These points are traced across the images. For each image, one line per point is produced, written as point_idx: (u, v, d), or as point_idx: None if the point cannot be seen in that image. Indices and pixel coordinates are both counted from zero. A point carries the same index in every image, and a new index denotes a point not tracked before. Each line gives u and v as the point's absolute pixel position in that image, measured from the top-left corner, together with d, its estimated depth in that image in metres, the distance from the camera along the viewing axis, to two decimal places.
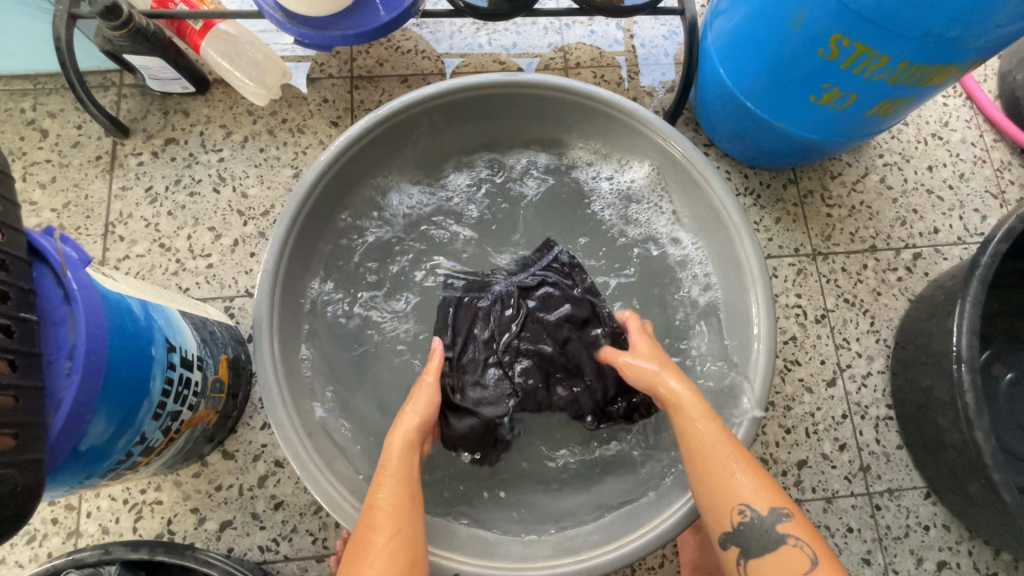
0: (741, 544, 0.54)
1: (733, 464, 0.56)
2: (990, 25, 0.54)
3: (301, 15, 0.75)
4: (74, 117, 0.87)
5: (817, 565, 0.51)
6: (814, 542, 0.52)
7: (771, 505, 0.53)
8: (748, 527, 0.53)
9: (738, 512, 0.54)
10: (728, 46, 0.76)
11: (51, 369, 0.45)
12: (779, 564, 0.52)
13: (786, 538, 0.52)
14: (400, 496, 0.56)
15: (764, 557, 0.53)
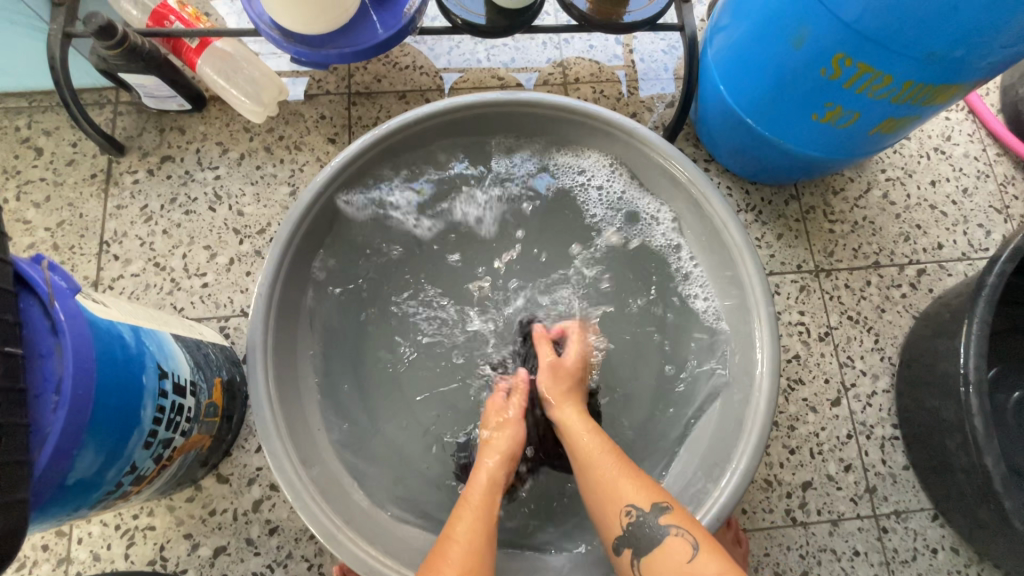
0: (633, 544, 0.55)
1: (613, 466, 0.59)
2: (994, 46, 0.54)
3: (299, 33, 0.74)
4: (69, 135, 0.86)
5: (698, 549, 0.52)
6: (694, 528, 0.54)
7: (652, 500, 0.56)
8: (636, 526, 0.55)
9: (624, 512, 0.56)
10: (728, 63, 0.76)
11: (37, 403, 0.44)
12: (665, 554, 0.53)
13: (667, 529, 0.54)
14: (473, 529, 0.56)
15: (653, 554, 0.54)
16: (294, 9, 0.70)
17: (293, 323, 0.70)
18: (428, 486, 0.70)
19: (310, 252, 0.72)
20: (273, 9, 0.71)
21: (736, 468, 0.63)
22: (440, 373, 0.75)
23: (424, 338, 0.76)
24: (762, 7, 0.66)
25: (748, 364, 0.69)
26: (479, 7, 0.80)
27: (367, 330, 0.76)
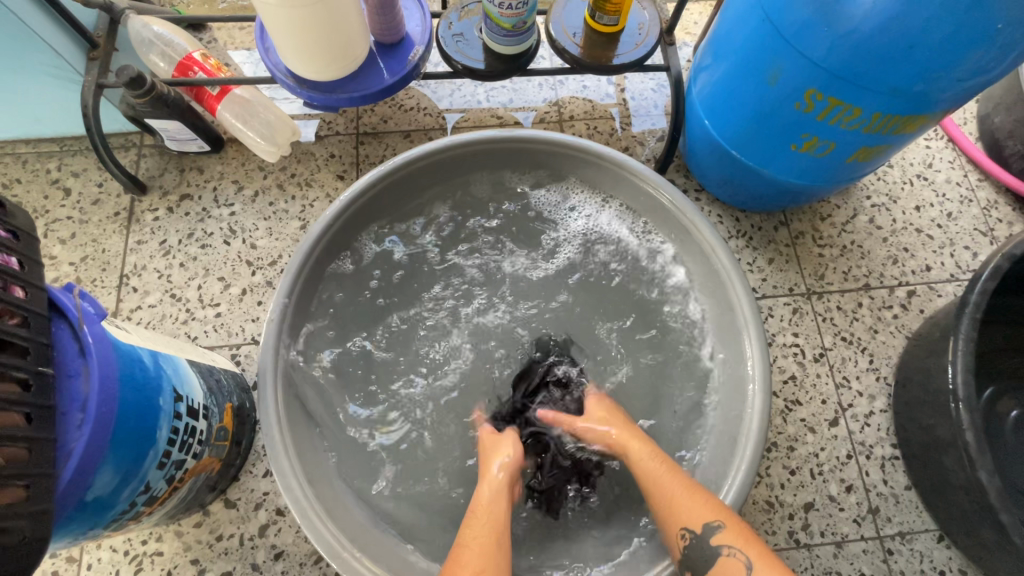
0: (692, 566, 0.57)
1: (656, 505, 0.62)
2: (954, 78, 0.57)
3: (311, 80, 0.80)
4: (96, 176, 0.92)
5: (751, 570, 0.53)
6: (747, 546, 0.55)
7: (705, 520, 0.58)
8: (692, 548, 0.57)
9: (680, 536, 0.58)
10: (712, 100, 0.81)
11: (64, 421, 0.47)
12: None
13: (720, 550, 0.56)
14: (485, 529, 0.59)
15: None
16: (307, 61, 0.77)
17: (301, 348, 0.73)
18: (429, 509, 0.71)
19: (320, 281, 0.76)
20: (289, 60, 0.78)
21: (732, 485, 0.64)
22: (444, 396, 0.77)
23: (428, 361, 0.79)
24: (737, 49, 0.72)
25: (740, 384, 0.70)
26: (478, 53, 0.86)
27: (374, 357, 0.79)
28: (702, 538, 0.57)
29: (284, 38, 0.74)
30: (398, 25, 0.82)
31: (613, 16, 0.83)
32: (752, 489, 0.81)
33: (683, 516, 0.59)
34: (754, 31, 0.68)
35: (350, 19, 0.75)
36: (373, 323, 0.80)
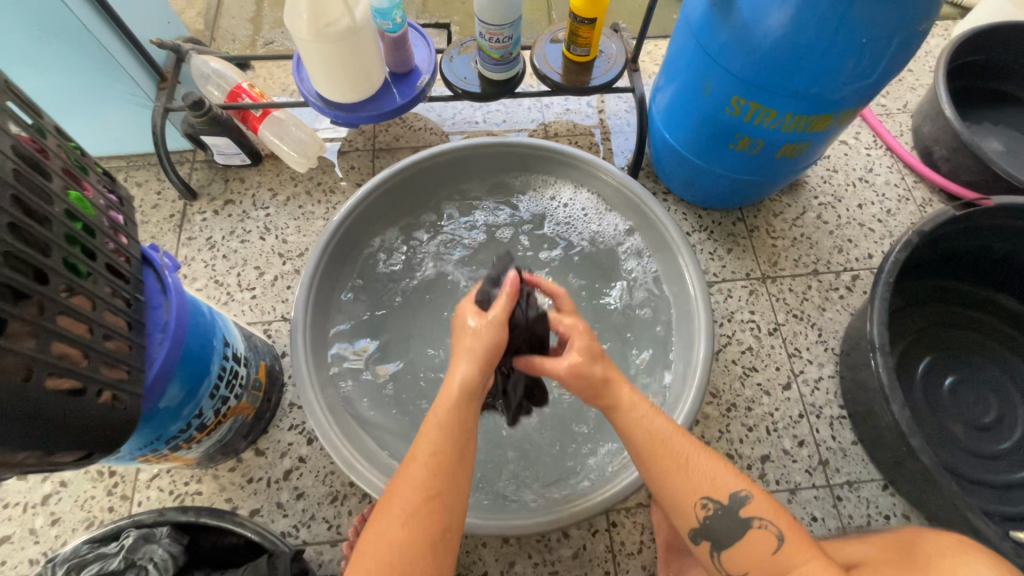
0: (711, 536, 0.58)
1: (658, 473, 0.58)
2: (840, 82, 0.72)
3: (337, 102, 0.99)
4: (156, 185, 1.10)
5: (782, 539, 0.55)
6: (777, 517, 0.56)
7: (732, 492, 0.57)
8: (712, 518, 0.58)
9: (701, 507, 0.58)
10: (668, 113, 0.98)
11: (149, 340, 0.61)
12: (751, 548, 0.56)
13: (751, 522, 0.57)
14: (451, 461, 0.54)
15: (734, 544, 0.57)
16: (334, 85, 0.95)
17: (325, 314, 0.87)
18: None
19: (341, 262, 0.91)
20: (320, 86, 0.96)
21: (680, 416, 0.76)
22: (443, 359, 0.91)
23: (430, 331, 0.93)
24: (681, 69, 0.88)
25: (691, 338, 0.83)
26: (474, 79, 1.04)
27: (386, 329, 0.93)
28: (730, 509, 0.57)
29: (316, 67, 0.92)
30: (408, 58, 1.00)
31: (584, 48, 1.01)
32: (713, 443, 0.91)
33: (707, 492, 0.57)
34: (691, 54, 0.84)
35: (370, 51, 0.93)
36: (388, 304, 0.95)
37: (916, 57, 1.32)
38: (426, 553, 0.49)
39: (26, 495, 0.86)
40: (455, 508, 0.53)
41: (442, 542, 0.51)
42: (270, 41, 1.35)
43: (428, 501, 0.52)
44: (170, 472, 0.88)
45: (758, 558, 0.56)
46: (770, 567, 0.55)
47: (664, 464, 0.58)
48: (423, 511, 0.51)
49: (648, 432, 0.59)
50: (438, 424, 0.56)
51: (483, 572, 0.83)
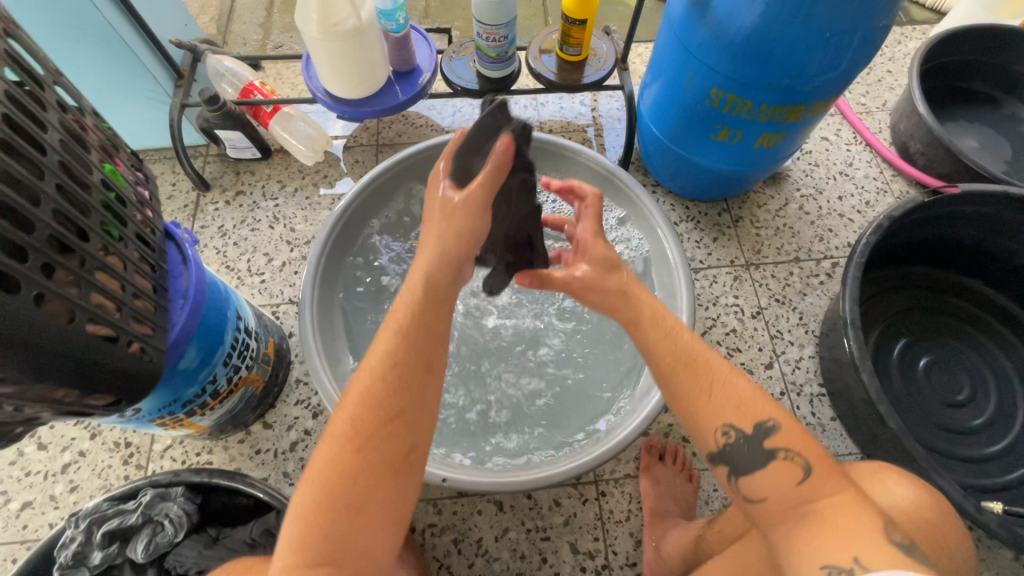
0: (731, 462, 0.52)
1: (678, 389, 0.54)
2: (809, 74, 0.78)
3: (343, 97, 1.05)
4: (171, 177, 1.16)
5: (809, 474, 0.49)
6: (806, 448, 0.50)
7: (755, 421, 0.51)
8: (733, 446, 0.52)
9: (721, 433, 0.52)
10: (655, 108, 1.04)
11: (171, 305, 0.67)
12: (774, 477, 0.50)
13: (775, 453, 0.50)
14: (414, 381, 0.52)
15: (755, 475, 0.51)
16: (341, 81, 1.01)
17: (330, 293, 0.92)
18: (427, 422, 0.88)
19: (345, 246, 0.97)
20: (328, 82, 1.03)
21: None
22: None
23: None
24: (665, 66, 0.95)
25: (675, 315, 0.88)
26: (473, 77, 1.10)
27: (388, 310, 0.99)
28: (753, 438, 0.51)
29: (324, 64, 0.98)
30: (410, 57, 1.07)
31: (576, 47, 1.07)
32: None
33: (729, 417, 0.51)
34: (674, 50, 0.90)
35: (375, 49, 0.99)
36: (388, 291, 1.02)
37: (895, 59, 1.38)
38: (387, 477, 0.48)
39: (46, 464, 0.91)
40: (418, 427, 0.51)
41: (405, 466, 0.50)
42: (279, 44, 1.42)
43: (388, 423, 0.50)
44: (183, 443, 0.93)
45: (780, 488, 0.50)
46: (792, 498, 0.49)
47: (685, 381, 0.53)
48: (381, 433, 0.49)
49: (672, 348, 0.55)
50: (398, 329, 0.53)
51: (479, 537, 0.87)
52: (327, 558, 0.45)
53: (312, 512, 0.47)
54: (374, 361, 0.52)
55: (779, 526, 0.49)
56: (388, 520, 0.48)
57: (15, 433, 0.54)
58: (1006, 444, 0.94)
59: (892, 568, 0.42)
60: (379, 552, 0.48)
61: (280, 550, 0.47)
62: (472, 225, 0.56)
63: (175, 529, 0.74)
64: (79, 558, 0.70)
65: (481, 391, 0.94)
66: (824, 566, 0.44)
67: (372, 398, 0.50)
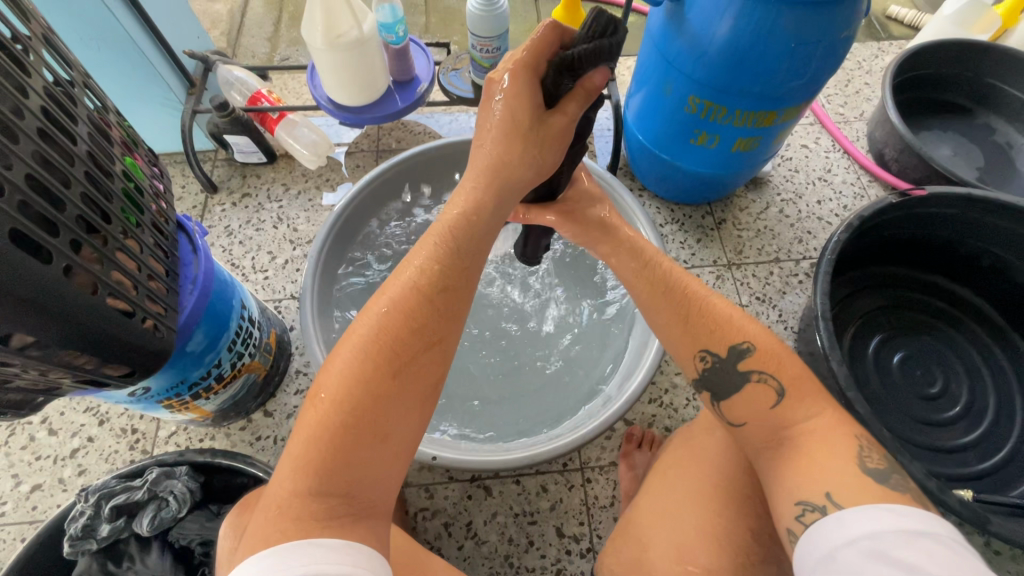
0: (711, 385, 0.62)
1: (664, 319, 0.64)
2: (777, 81, 0.84)
3: (346, 104, 1.11)
4: (181, 180, 1.22)
5: (783, 395, 0.57)
6: (778, 371, 0.58)
7: (729, 347, 0.60)
8: (711, 370, 0.62)
9: (700, 359, 0.62)
10: (639, 116, 1.10)
11: (181, 290, 0.72)
12: (751, 401, 0.59)
13: (752, 377, 0.59)
14: (452, 320, 0.55)
15: (735, 397, 0.60)
16: (344, 89, 1.07)
17: (330, 287, 0.98)
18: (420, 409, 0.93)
19: (344, 243, 1.02)
20: (331, 90, 1.09)
21: (642, 370, 0.85)
22: None
23: None
24: (647, 75, 1.01)
25: None
26: (468, 87, 1.17)
27: None
28: (728, 361, 0.60)
29: (328, 74, 1.04)
30: (409, 67, 1.13)
31: None
32: (681, 409, 1.00)
33: (708, 342, 0.61)
34: (655, 61, 0.96)
35: (376, 59, 1.06)
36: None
37: (873, 72, 1.44)
38: (416, 407, 0.52)
39: (56, 449, 0.95)
40: (445, 365, 0.55)
41: (430, 396, 0.54)
42: (286, 57, 1.49)
43: (424, 351, 0.53)
44: (186, 430, 0.97)
45: (757, 411, 0.59)
46: (772, 422, 0.58)
47: (671, 309, 0.64)
48: (416, 363, 0.52)
49: (660, 282, 0.66)
50: (438, 248, 0.56)
51: (469, 521, 0.91)
52: (344, 484, 0.47)
53: (339, 434, 0.48)
54: (412, 277, 0.55)
55: (764, 448, 0.58)
56: (403, 450, 0.52)
57: (36, 401, 0.59)
58: (978, 435, 0.98)
59: (862, 504, 0.48)
60: (389, 481, 0.51)
61: (290, 470, 0.47)
62: (549, 154, 0.61)
63: (178, 505, 0.77)
64: (88, 530, 0.74)
65: (472, 381, 0.99)
66: (799, 503, 0.51)
67: (413, 329, 0.53)
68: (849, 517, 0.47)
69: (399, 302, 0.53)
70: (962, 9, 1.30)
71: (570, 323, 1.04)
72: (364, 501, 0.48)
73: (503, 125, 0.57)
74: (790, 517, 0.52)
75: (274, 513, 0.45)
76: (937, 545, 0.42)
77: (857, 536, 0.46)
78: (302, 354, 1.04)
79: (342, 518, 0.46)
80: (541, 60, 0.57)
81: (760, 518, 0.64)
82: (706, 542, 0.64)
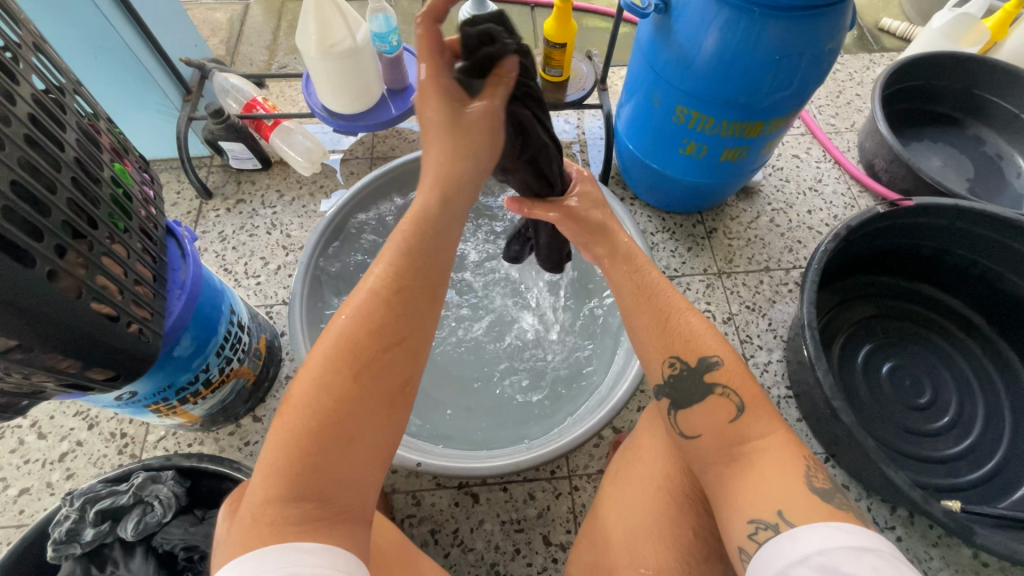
0: (675, 393, 0.62)
1: (642, 323, 0.64)
2: (763, 92, 0.85)
3: (339, 112, 1.12)
4: (176, 186, 1.23)
5: (741, 409, 0.58)
6: (742, 389, 0.59)
7: (700, 358, 0.61)
8: (678, 376, 0.61)
9: (668, 365, 0.62)
10: (630, 126, 1.10)
11: (169, 295, 0.72)
12: (710, 412, 0.59)
13: (714, 389, 0.60)
14: (416, 318, 0.54)
15: (697, 406, 0.60)
16: (338, 98, 1.09)
17: (320, 292, 0.98)
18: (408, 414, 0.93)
19: (335, 249, 1.03)
20: (325, 98, 1.10)
21: (629, 377, 0.86)
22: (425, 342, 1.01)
23: None
24: (637, 85, 1.02)
25: None
26: None
27: None
28: (695, 370, 0.61)
29: (321, 82, 1.05)
30: (403, 76, 1.15)
31: (557, 69, 1.15)
32: None
33: (679, 350, 0.61)
34: (644, 72, 0.98)
35: (369, 68, 1.07)
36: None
37: (864, 83, 1.46)
38: (383, 410, 0.51)
39: (45, 452, 0.95)
40: (414, 364, 0.54)
41: (398, 398, 0.53)
42: (284, 65, 1.51)
43: (385, 352, 0.52)
44: (175, 435, 0.97)
45: (714, 422, 0.59)
46: (729, 437, 0.58)
47: (649, 314, 0.64)
48: (380, 365, 0.51)
49: (644, 289, 0.66)
50: (399, 250, 0.55)
51: (456, 528, 0.91)
52: (314, 490, 0.47)
53: (304, 439, 0.48)
54: (373, 281, 0.54)
55: (714, 465, 0.59)
56: (375, 453, 0.51)
57: (20, 405, 0.60)
58: (971, 443, 0.98)
59: (812, 521, 0.48)
60: (364, 484, 0.51)
61: (263, 478, 0.48)
62: (484, 142, 0.60)
63: (163, 509, 0.77)
64: (72, 534, 0.73)
65: (462, 387, 0.99)
66: (752, 521, 0.52)
67: (373, 329, 0.52)
68: (800, 535, 0.48)
69: (360, 306, 0.53)
70: (952, 22, 1.32)
71: (560, 330, 1.05)
72: (338, 506, 0.48)
73: (435, 126, 0.59)
74: (743, 535, 0.52)
75: (250, 520, 0.46)
76: (882, 562, 0.43)
77: (808, 552, 0.47)
78: (292, 359, 1.05)
79: (315, 523, 0.46)
80: (433, 63, 0.58)
81: (701, 514, 0.65)
82: (654, 540, 0.65)
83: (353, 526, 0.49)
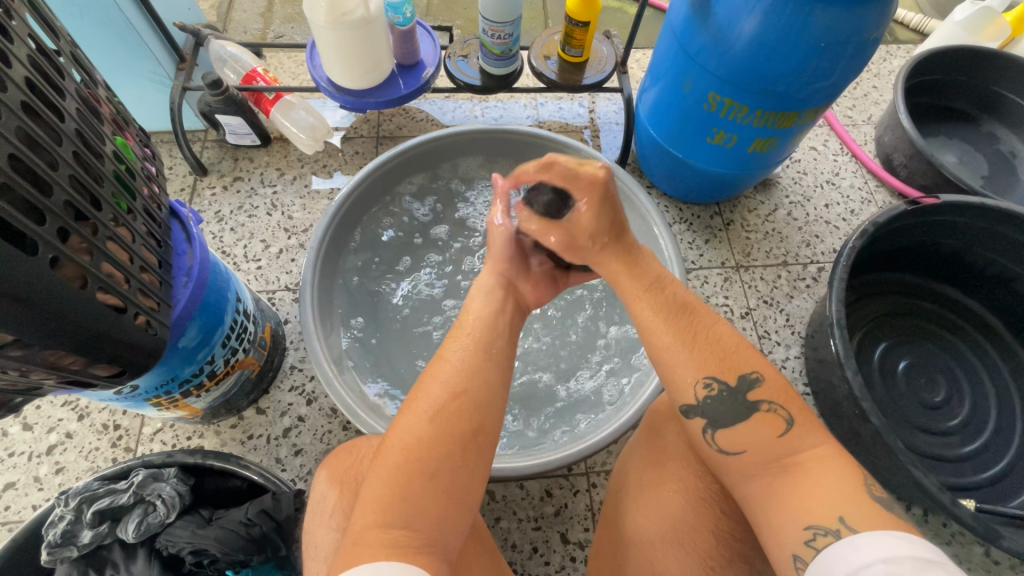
0: (705, 412, 0.57)
1: (672, 335, 0.59)
2: (803, 82, 0.81)
3: (346, 87, 1.05)
4: (168, 161, 1.16)
5: (791, 425, 0.55)
6: (788, 403, 0.56)
7: (739, 375, 0.57)
8: (713, 397, 0.57)
9: (703, 385, 0.57)
10: (653, 114, 1.07)
11: (174, 282, 0.67)
12: (755, 429, 0.55)
13: (760, 406, 0.56)
14: (487, 374, 0.57)
15: (737, 427, 0.56)
16: (347, 71, 1.02)
17: (330, 281, 0.93)
18: None
19: (344, 234, 0.97)
20: (332, 72, 1.03)
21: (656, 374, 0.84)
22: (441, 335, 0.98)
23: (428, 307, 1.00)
24: (665, 70, 0.98)
25: None
26: (475, 73, 1.11)
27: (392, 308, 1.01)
28: (736, 389, 0.57)
29: (331, 53, 0.98)
30: (415, 51, 1.08)
31: (578, 49, 1.08)
32: None
33: (720, 369, 0.56)
34: (675, 55, 0.93)
35: (381, 41, 1.00)
36: (382, 290, 1.02)
37: (881, 75, 1.43)
38: (459, 450, 0.51)
39: (31, 445, 0.89)
40: (486, 413, 0.54)
41: (474, 444, 0.52)
42: (280, 34, 1.42)
43: (456, 400, 0.53)
44: (173, 427, 0.92)
45: (760, 438, 0.55)
46: (772, 452, 0.54)
47: (679, 329, 0.59)
48: (454, 412, 0.53)
49: (685, 305, 0.61)
50: (473, 320, 0.62)
51: None
52: (403, 517, 0.47)
53: (393, 474, 0.49)
54: (454, 345, 0.60)
55: (756, 478, 0.54)
56: (456, 491, 0.50)
57: (13, 403, 0.54)
58: (980, 444, 0.98)
59: (877, 529, 0.46)
60: (450, 523, 0.49)
61: (362, 508, 0.48)
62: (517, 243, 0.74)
63: (167, 510, 0.72)
64: (68, 537, 0.69)
65: None
66: (809, 527, 0.49)
67: (449, 384, 0.55)
68: (863, 543, 0.45)
69: (440, 365, 0.57)
70: (974, 15, 1.30)
71: (578, 322, 1.02)
72: (423, 536, 0.47)
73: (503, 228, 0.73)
74: (798, 542, 0.49)
75: (348, 549, 0.46)
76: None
77: (873, 560, 0.44)
78: (297, 348, 1.00)
79: (404, 549, 0.45)
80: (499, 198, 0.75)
81: (718, 517, 0.62)
82: (678, 547, 0.62)
83: (410, 535, 0.46)
